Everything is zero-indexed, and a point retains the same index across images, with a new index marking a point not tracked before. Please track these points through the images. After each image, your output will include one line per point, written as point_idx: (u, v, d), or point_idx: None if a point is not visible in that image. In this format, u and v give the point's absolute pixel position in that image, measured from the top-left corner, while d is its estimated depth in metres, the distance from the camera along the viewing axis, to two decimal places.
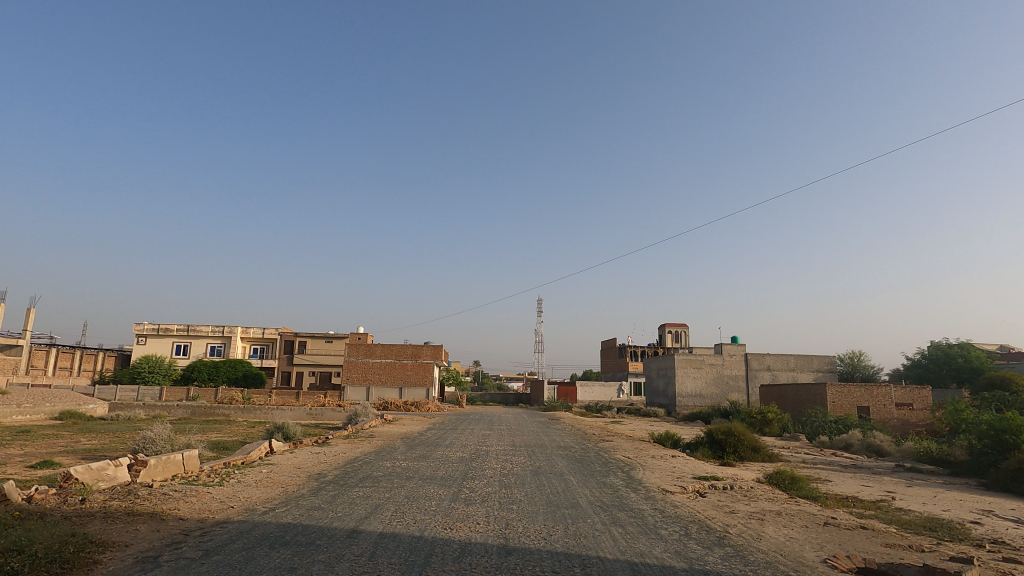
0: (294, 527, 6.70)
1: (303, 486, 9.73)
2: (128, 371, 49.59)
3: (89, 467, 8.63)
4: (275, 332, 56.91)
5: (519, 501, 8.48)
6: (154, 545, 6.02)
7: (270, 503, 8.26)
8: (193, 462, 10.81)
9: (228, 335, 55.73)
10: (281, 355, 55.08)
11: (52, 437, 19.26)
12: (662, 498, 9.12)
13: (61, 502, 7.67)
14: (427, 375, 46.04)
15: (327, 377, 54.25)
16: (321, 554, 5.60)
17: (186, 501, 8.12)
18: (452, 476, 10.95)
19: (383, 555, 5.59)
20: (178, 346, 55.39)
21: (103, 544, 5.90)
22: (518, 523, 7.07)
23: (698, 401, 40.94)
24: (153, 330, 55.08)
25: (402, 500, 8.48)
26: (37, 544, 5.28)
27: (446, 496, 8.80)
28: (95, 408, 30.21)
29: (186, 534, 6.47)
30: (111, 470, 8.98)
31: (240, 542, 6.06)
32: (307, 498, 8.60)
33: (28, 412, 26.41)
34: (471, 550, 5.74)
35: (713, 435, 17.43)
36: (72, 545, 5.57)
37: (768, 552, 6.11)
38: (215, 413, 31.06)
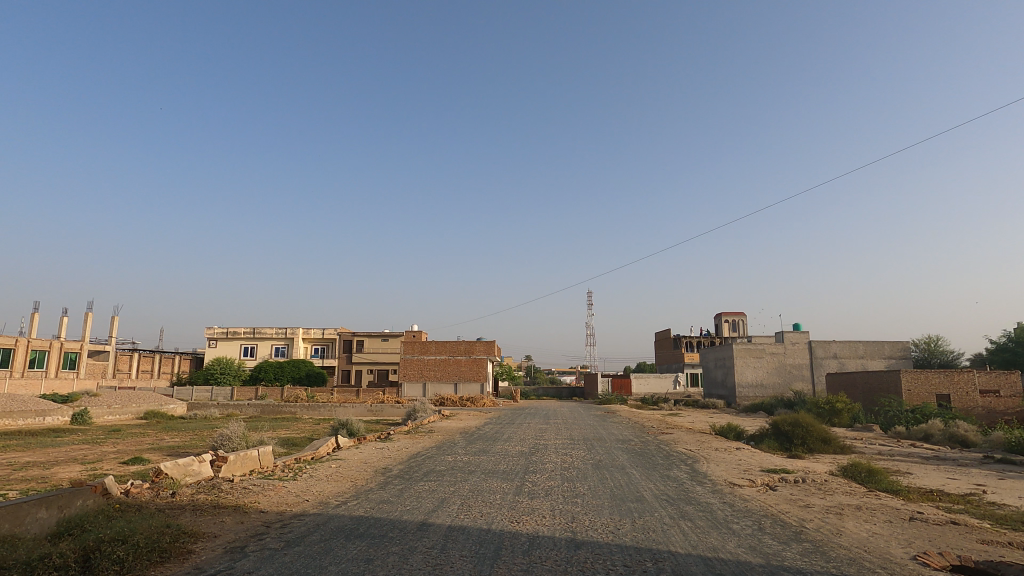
0: (367, 520, 6.95)
1: (371, 480, 10.08)
2: (202, 373, 52.66)
3: (176, 462, 9.24)
4: (334, 332, 59.05)
5: (583, 495, 8.47)
6: (240, 536, 6.37)
7: (342, 496, 8.59)
8: (268, 458, 11.39)
9: (290, 336, 58.28)
10: (341, 354, 57.13)
11: (138, 436, 20.67)
12: (731, 492, 8.86)
13: (155, 495, 8.27)
14: (480, 371, 46.41)
15: (385, 375, 55.88)
16: (394, 546, 5.77)
17: (265, 494, 8.57)
18: (513, 470, 11.03)
19: (454, 547, 5.69)
20: (246, 348, 58.34)
21: (195, 534, 6.30)
22: (584, 516, 7.05)
23: (759, 391, 39.59)
24: (222, 333, 58.29)
25: (467, 493, 8.64)
26: (139, 534, 5.70)
27: (510, 489, 8.87)
28: (176, 407, 32.29)
29: (268, 526, 6.81)
30: (196, 465, 9.59)
31: (317, 534, 6.32)
32: (376, 492, 8.90)
33: (117, 412, 28.55)
34: (539, 543, 5.76)
35: (779, 426, 16.82)
36: (169, 535, 5.97)
37: (850, 548, 5.83)
38: (283, 412, 32.47)
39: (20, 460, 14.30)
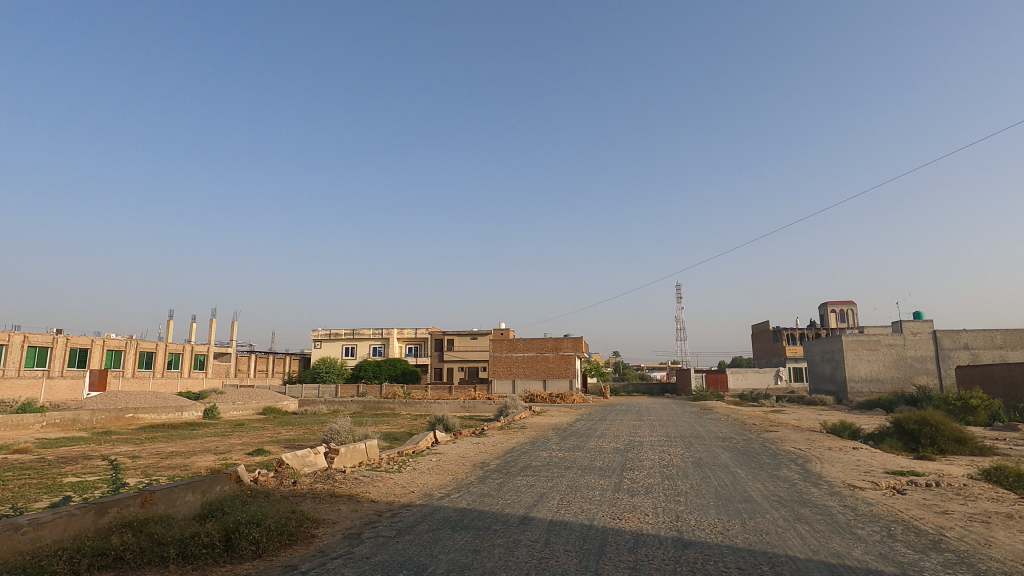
0: (470, 512, 7.16)
1: (470, 473, 10.38)
2: (309, 372, 56.78)
3: (295, 454, 10.03)
4: (426, 332, 61.38)
5: (686, 493, 8.19)
6: (355, 523, 6.80)
7: (444, 488, 8.92)
8: (374, 451, 12.06)
9: (386, 336, 61.28)
10: (433, 353, 59.29)
11: (259, 430, 22.69)
12: (852, 494, 8.18)
13: (279, 483, 9.04)
14: (569, 368, 46.28)
15: (476, 372, 57.31)
16: (499, 538, 5.90)
17: (375, 485, 9.09)
18: (610, 466, 10.87)
19: (558, 542, 5.71)
20: (347, 348, 62.15)
21: (316, 520, 6.80)
22: (689, 516, 6.81)
23: (874, 386, 36.26)
24: (325, 335, 62.45)
25: (565, 488, 8.65)
26: (270, 518, 6.23)
27: (608, 486, 8.77)
28: (289, 403, 35.08)
29: (379, 514, 7.21)
30: (312, 456, 10.35)
31: (425, 524, 6.60)
32: (476, 485, 9.15)
33: (240, 407, 31.48)
34: (644, 541, 5.64)
35: (903, 425, 15.30)
36: (295, 520, 6.49)
37: (1004, 561, 5.18)
38: (382, 408, 34.23)
39: (166, 449, 16.19)
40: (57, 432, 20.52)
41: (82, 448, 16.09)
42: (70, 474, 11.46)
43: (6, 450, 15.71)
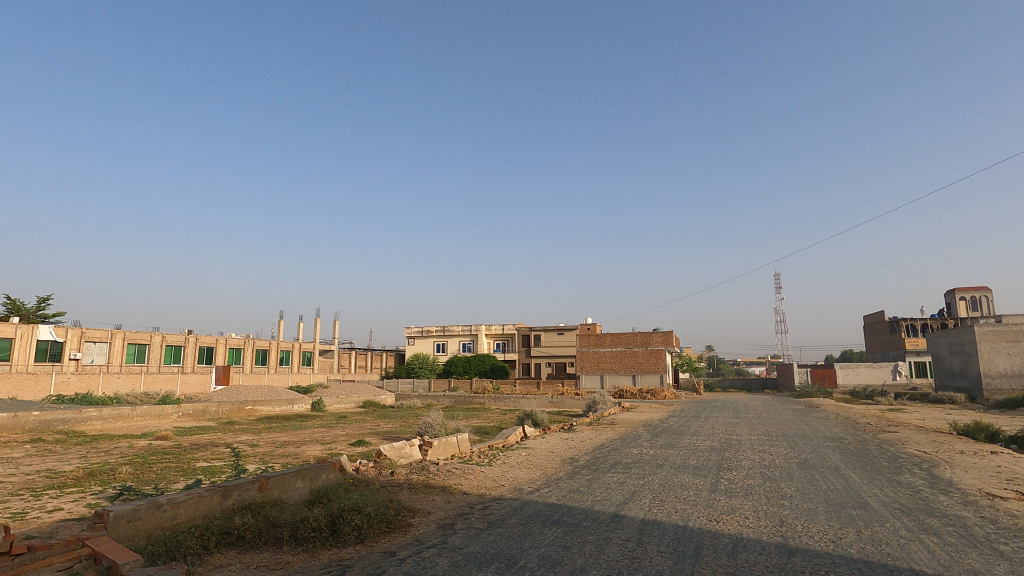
0: (560, 507, 7.16)
1: (560, 469, 10.37)
2: (404, 367, 59.49)
3: (392, 445, 10.54)
4: (513, 328, 62.16)
5: (790, 496, 7.66)
6: (449, 514, 7.02)
7: (534, 483, 8.98)
8: (466, 444, 12.39)
9: (475, 333, 62.76)
10: (520, 348, 59.97)
11: (360, 422, 24.09)
12: (991, 504, 7.25)
13: (378, 472, 9.56)
14: (659, 362, 44.93)
15: (563, 367, 57.30)
16: (589, 535, 5.84)
17: (467, 477, 9.35)
18: (706, 466, 10.40)
19: (650, 542, 5.55)
20: (438, 345, 64.34)
21: (413, 510, 7.10)
22: (795, 521, 6.37)
23: (1016, 383, 31.97)
24: (418, 332, 65.13)
25: (657, 487, 8.40)
26: (370, 506, 6.60)
27: (704, 486, 8.40)
28: (386, 397, 36.96)
29: (471, 506, 7.39)
30: (408, 448, 10.84)
31: (516, 518, 6.68)
32: (565, 481, 9.11)
33: (344, 400, 33.65)
34: (745, 545, 5.34)
35: None
36: (392, 509, 6.82)
37: None
38: (473, 403, 35.15)
39: (280, 439, 17.63)
40: (191, 422, 23.04)
41: (210, 436, 17.93)
42: (202, 460, 12.81)
43: (150, 436, 17.86)
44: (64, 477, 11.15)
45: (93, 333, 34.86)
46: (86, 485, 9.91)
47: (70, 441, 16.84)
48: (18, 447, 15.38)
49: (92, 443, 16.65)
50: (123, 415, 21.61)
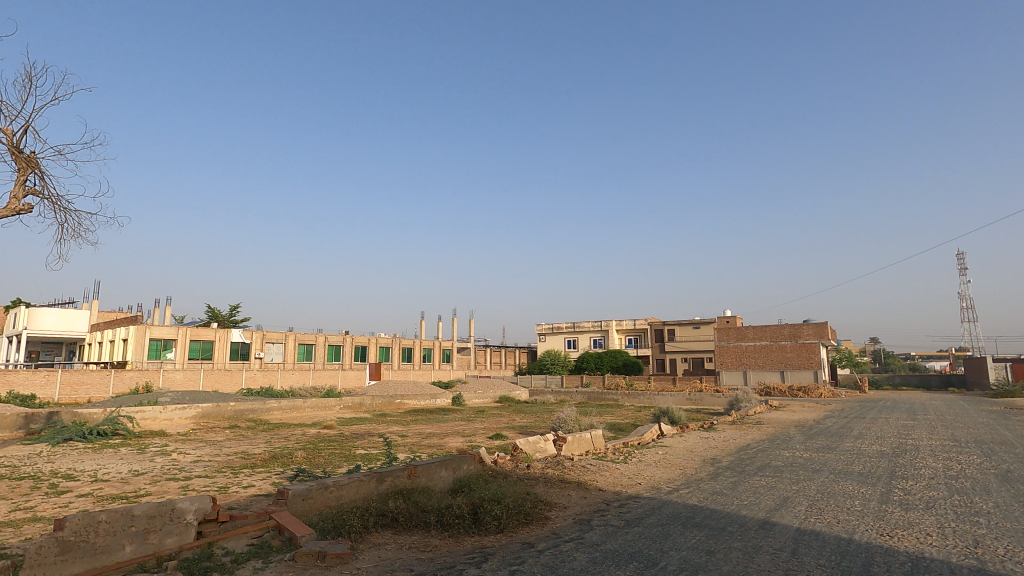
0: (702, 509, 6.81)
1: (700, 469, 9.88)
2: (537, 364, 60.57)
3: (527, 440, 10.81)
4: (645, 322, 60.30)
5: (988, 514, 6.49)
6: (585, 510, 7.03)
7: (673, 483, 8.65)
8: (600, 440, 12.29)
9: (606, 329, 61.93)
10: (654, 343, 58.04)
11: (497, 417, 25.01)
12: None
13: (515, 465, 9.88)
14: (813, 357, 40.77)
15: (701, 363, 54.40)
16: (736, 541, 5.48)
17: (602, 474, 9.29)
18: (874, 473, 9.19)
19: (808, 553, 5.06)
20: (569, 341, 64.56)
21: (549, 503, 7.22)
22: (995, 542, 5.39)
23: None
24: (549, 329, 65.91)
25: (814, 494, 7.63)
26: (509, 498, 6.83)
27: (873, 496, 7.44)
28: (521, 393, 37.93)
29: (607, 503, 7.32)
30: (543, 443, 11.04)
31: (654, 517, 6.49)
32: (707, 483, 8.62)
33: (481, 395, 35.20)
34: (927, 566, 4.65)
35: None
36: (529, 501, 6.99)
37: None
38: (606, 399, 34.78)
39: (426, 431, 18.94)
40: (350, 413, 25.68)
41: (367, 427, 19.83)
42: (360, 448, 14.21)
43: (318, 426, 20.22)
44: (255, 458, 13.08)
45: (272, 335, 40.42)
46: (270, 466, 11.55)
47: (258, 428, 19.68)
48: (220, 432, 18.34)
49: (274, 430, 19.29)
50: (296, 406, 24.74)
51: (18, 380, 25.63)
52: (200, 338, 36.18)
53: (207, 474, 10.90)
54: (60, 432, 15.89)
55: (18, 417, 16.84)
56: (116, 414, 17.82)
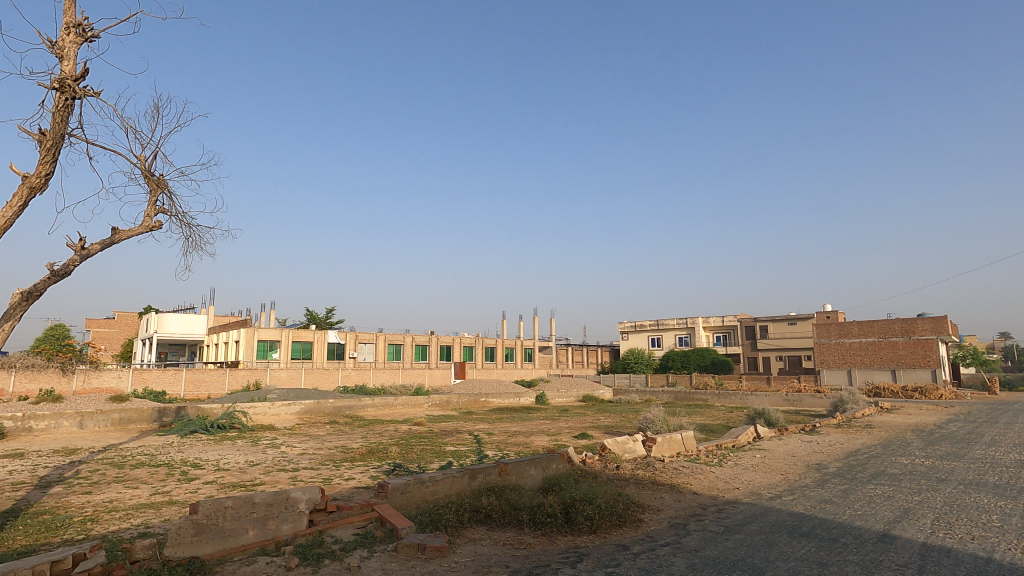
0: (810, 518, 6.39)
1: (804, 475, 9.26)
2: (620, 363, 59.48)
3: (616, 440, 10.65)
4: (734, 319, 57.43)
5: None
6: (680, 513, 6.82)
7: (774, 489, 8.18)
8: (692, 442, 11.85)
9: (692, 326, 59.62)
10: (745, 341, 55.16)
11: (581, 416, 24.81)
12: None
13: (604, 466, 9.76)
14: (931, 355, 36.93)
15: (798, 362, 50.99)
16: (851, 554, 5.09)
17: (696, 476, 8.96)
18: (1014, 485, 8.16)
19: (937, 571, 4.59)
20: (653, 339, 62.79)
21: (642, 505, 7.07)
22: None
23: None
24: (631, 326, 64.49)
25: (940, 506, 6.90)
26: (600, 498, 6.75)
27: (1015, 511, 6.60)
28: (604, 392, 37.39)
29: (704, 508, 7.05)
30: (632, 443, 10.83)
31: (756, 524, 6.17)
32: (814, 490, 8.07)
33: (564, 394, 35.09)
34: None
35: None
36: (622, 502, 6.88)
37: None
38: (695, 399, 33.53)
39: (511, 429, 19.17)
40: (438, 411, 26.55)
41: (454, 424, 20.39)
42: (449, 445, 14.64)
43: (409, 423, 21.07)
44: (353, 453, 13.88)
45: (364, 335, 42.68)
46: (368, 460, 12.20)
47: (354, 424, 20.84)
48: (322, 427, 19.62)
49: (369, 426, 20.35)
50: (388, 403, 25.94)
51: (152, 378, 28.87)
52: (301, 339, 38.91)
53: (312, 467, 11.71)
54: (187, 425, 17.71)
55: (153, 411, 18.97)
56: (232, 409, 19.60)
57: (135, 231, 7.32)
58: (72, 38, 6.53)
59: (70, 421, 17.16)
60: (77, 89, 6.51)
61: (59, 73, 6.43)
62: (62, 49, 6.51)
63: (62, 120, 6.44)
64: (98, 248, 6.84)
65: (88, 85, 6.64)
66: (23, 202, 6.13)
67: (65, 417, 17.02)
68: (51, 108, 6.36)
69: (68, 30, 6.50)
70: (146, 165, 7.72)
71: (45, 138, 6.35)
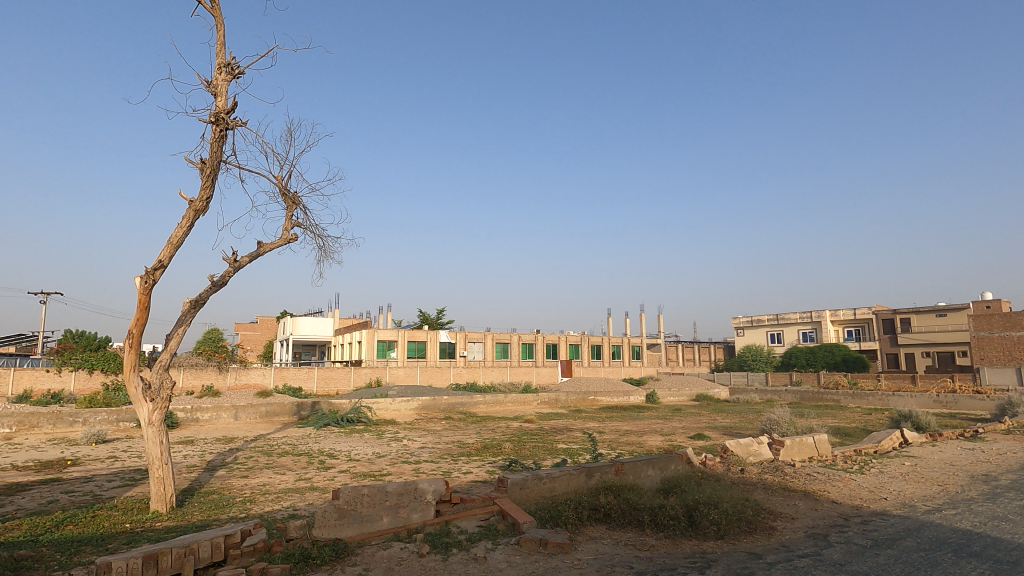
0: (981, 537, 5.59)
1: (968, 487, 8.12)
2: (735, 360, 56.11)
3: (738, 442, 10.07)
4: (869, 311, 51.86)
5: None
6: (819, 523, 6.29)
7: (931, 501, 7.27)
8: (826, 446, 10.87)
9: (818, 320, 54.71)
10: (883, 335, 49.61)
11: (696, 416, 23.74)
12: None
13: (727, 469, 9.26)
14: None
15: (950, 359, 44.87)
16: None
17: (834, 484, 8.21)
18: None
19: None
20: (772, 335, 58.46)
21: (773, 513, 6.62)
22: None
23: None
24: (747, 322, 60.58)
25: None
26: (727, 502, 6.42)
27: None
28: (720, 391, 35.44)
29: (846, 518, 6.45)
30: (756, 446, 10.16)
31: (912, 540, 5.52)
32: (982, 505, 7.05)
33: (676, 393, 33.77)
34: None
35: None
36: (751, 508, 6.48)
37: None
38: (824, 399, 30.76)
39: (622, 428, 18.82)
40: (547, 408, 26.78)
41: (564, 422, 20.44)
42: (561, 442, 14.70)
43: (520, 420, 21.46)
44: (469, 448, 14.43)
45: (473, 334, 44.15)
46: (484, 455, 12.62)
47: (468, 420, 21.64)
48: (438, 423, 20.59)
49: (482, 422, 21.02)
50: (499, 401, 26.60)
51: (290, 375, 32.06)
52: (415, 339, 41.13)
53: (433, 460, 12.33)
54: (322, 419, 19.45)
55: (293, 405, 21.07)
56: (359, 404, 21.20)
57: (276, 243, 8.17)
58: (224, 77, 7.44)
59: (228, 413, 19.56)
60: (229, 121, 7.40)
61: (215, 108, 7.36)
62: (216, 86, 7.44)
63: (218, 149, 7.36)
64: (247, 260, 7.73)
65: (237, 117, 7.52)
66: (191, 223, 7.09)
67: (223, 410, 19.42)
68: (210, 140, 7.29)
69: (221, 70, 7.41)
70: (283, 184, 8.58)
71: (205, 166, 7.29)
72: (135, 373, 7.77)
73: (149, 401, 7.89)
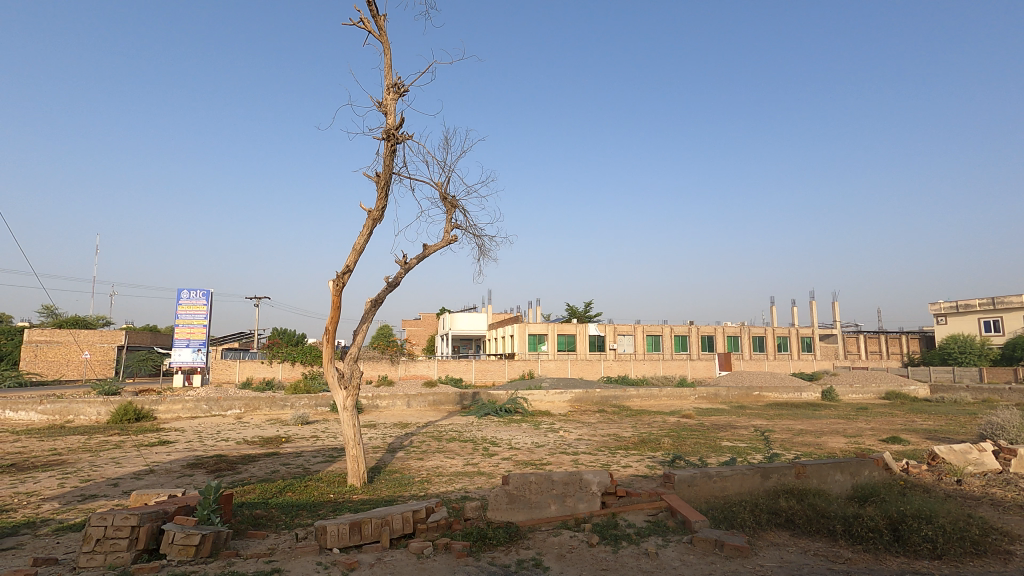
0: None
1: None
2: (936, 353, 47.77)
3: (953, 449, 8.56)
4: None
5: None
6: None
7: None
8: None
9: None
10: None
11: (887, 416, 20.70)
12: None
13: (938, 479, 7.96)
14: None
15: None
16: None
17: None
18: None
19: None
20: (987, 323, 48.70)
21: (1009, 534, 5.53)
22: None
23: None
24: (951, 308, 51.21)
25: None
26: (943, 518, 5.52)
27: None
28: (917, 390, 30.47)
29: None
30: (977, 454, 8.55)
31: None
32: None
33: (860, 390, 29.70)
34: None
35: None
36: (976, 527, 5.49)
37: None
38: None
39: (795, 427, 17.14)
40: (706, 404, 25.37)
41: (727, 418, 19.21)
42: (726, 440, 13.80)
43: (678, 415, 20.60)
44: (627, 441, 14.21)
45: (622, 327, 43.49)
46: (642, 450, 12.33)
47: (623, 413, 21.35)
48: (593, 416, 20.61)
49: (637, 416, 20.62)
50: (654, 394, 25.83)
51: (451, 367, 34.42)
52: (565, 332, 41.61)
53: (590, 452, 12.37)
54: (483, 408, 20.60)
55: (456, 394, 22.61)
56: (516, 397, 22.08)
57: (440, 245, 8.83)
58: (392, 96, 8.20)
59: (402, 401, 21.64)
60: (398, 136, 8.14)
61: (386, 126, 8.15)
62: (386, 106, 8.23)
63: (390, 162, 8.14)
64: (416, 262, 8.46)
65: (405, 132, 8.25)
66: (370, 231, 7.95)
67: (398, 398, 21.56)
68: (383, 155, 8.11)
69: (390, 90, 8.19)
70: (443, 190, 9.23)
71: (380, 179, 8.11)
72: (332, 364, 8.95)
73: (343, 388, 9.02)
